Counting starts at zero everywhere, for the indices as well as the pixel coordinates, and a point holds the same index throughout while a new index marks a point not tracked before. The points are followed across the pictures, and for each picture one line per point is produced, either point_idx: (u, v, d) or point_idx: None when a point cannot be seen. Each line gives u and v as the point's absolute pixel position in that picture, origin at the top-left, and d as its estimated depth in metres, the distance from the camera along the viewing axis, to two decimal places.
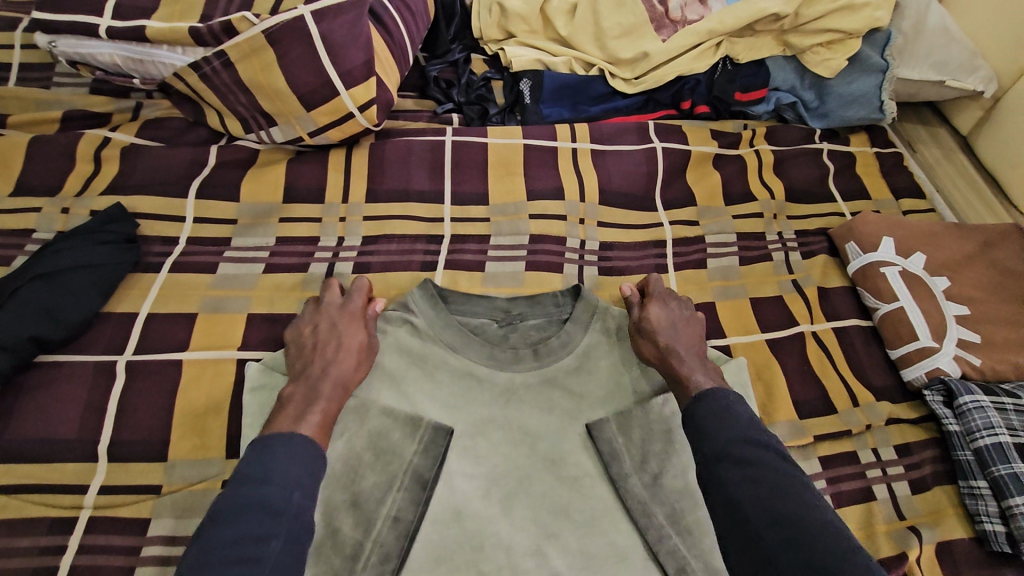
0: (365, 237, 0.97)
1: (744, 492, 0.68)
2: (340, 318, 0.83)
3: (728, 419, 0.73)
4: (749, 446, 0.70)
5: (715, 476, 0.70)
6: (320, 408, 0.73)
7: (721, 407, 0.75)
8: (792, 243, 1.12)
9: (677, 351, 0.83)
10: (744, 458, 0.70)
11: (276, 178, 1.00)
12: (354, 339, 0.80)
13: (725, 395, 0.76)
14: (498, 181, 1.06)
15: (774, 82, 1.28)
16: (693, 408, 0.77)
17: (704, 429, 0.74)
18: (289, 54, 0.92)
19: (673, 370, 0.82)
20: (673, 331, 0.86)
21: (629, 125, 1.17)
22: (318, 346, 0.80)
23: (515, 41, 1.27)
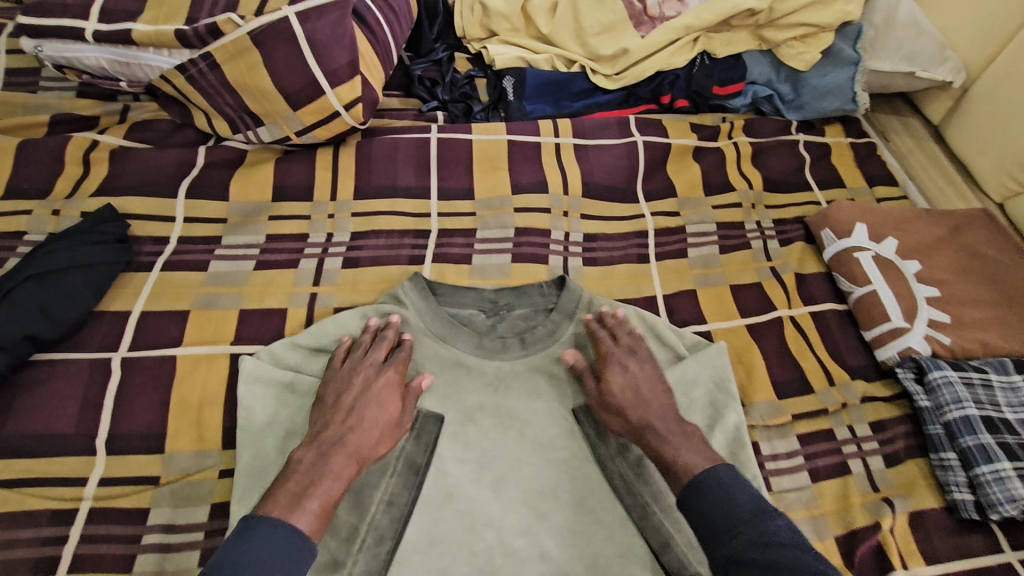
0: (354, 233, 0.99)
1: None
2: (374, 387, 0.77)
3: (731, 514, 0.66)
4: (760, 542, 0.62)
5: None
6: (319, 491, 0.67)
7: (724, 500, 0.67)
8: (770, 232, 1.16)
9: (655, 424, 0.78)
10: (760, 559, 0.61)
11: (265, 177, 1.01)
12: (378, 416, 0.75)
13: (720, 478, 0.70)
14: (484, 176, 1.09)
15: (751, 75, 1.32)
16: (687, 494, 0.70)
17: (708, 528, 0.66)
18: (275, 55, 0.94)
19: (650, 446, 0.77)
20: (653, 399, 0.80)
21: (610, 120, 1.21)
22: (344, 408, 0.75)
23: (498, 40, 1.30)
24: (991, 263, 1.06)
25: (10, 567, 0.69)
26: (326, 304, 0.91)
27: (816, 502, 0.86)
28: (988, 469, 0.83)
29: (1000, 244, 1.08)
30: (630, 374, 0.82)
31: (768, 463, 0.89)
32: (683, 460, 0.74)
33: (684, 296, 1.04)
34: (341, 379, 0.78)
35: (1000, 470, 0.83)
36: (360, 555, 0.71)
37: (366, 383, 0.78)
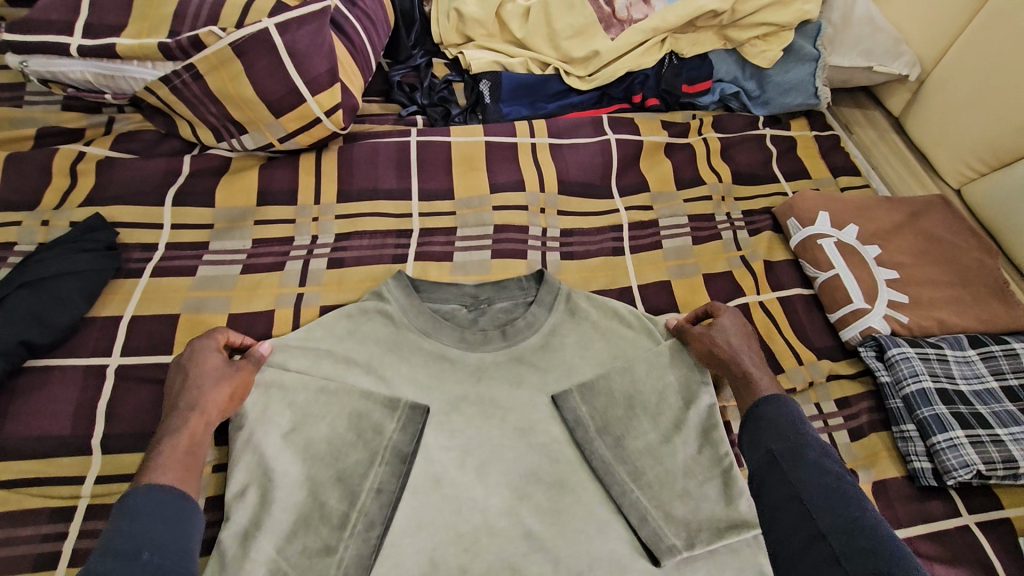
0: (338, 235, 1.03)
1: (811, 492, 0.74)
2: (202, 357, 0.80)
3: (796, 425, 0.80)
4: (817, 452, 0.77)
5: (781, 474, 0.77)
6: (171, 453, 0.71)
7: (791, 416, 0.81)
8: (739, 223, 1.21)
9: (745, 361, 0.90)
10: (813, 459, 0.76)
11: (250, 183, 1.05)
12: (213, 376, 0.79)
13: (790, 410, 0.82)
14: (463, 176, 1.13)
15: (717, 74, 1.38)
16: (756, 404, 0.84)
17: (768, 429, 0.81)
18: (256, 64, 0.97)
19: (743, 372, 0.89)
20: (739, 339, 0.93)
21: (584, 120, 1.25)
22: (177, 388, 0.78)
23: (474, 45, 1.34)
24: (946, 246, 1.12)
25: (12, 563, 0.72)
26: (313, 303, 0.95)
27: None
28: (944, 437, 0.88)
29: (954, 227, 1.14)
30: (723, 315, 0.96)
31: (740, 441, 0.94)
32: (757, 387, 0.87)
33: (658, 287, 1.09)
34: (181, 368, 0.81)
35: (954, 438, 0.88)
36: (351, 541, 0.74)
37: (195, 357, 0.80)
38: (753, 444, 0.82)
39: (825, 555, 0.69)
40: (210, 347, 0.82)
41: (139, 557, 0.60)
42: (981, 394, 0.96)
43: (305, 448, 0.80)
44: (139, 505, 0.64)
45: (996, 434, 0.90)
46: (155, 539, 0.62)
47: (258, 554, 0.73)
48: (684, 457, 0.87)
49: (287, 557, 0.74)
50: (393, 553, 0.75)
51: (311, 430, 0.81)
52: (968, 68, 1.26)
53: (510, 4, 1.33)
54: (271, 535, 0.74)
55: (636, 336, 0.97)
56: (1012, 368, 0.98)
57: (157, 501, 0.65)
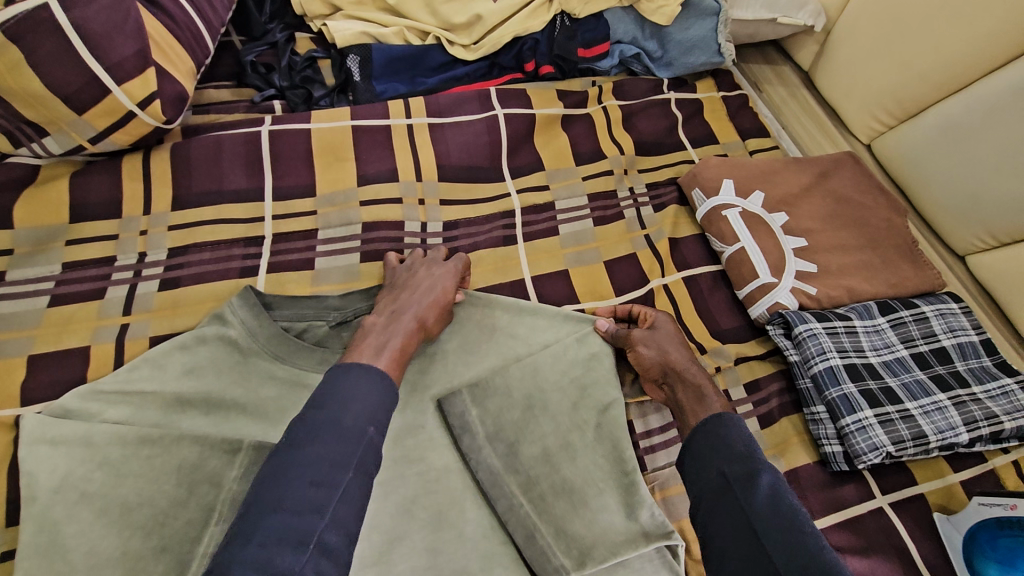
0: (172, 249, 0.87)
1: (763, 520, 0.61)
2: (438, 271, 0.85)
3: (750, 448, 0.68)
4: (775, 480, 0.65)
5: (731, 500, 0.64)
6: (393, 341, 0.75)
7: (744, 437, 0.70)
8: (644, 198, 1.11)
9: (687, 370, 0.83)
10: (770, 486, 0.63)
11: (59, 195, 0.87)
12: (441, 291, 0.83)
13: (737, 422, 0.72)
14: (326, 169, 0.98)
15: (615, 35, 1.27)
16: (703, 425, 0.73)
17: (721, 451, 0.69)
18: (40, 50, 0.78)
19: (693, 382, 0.81)
20: (679, 351, 0.85)
21: (469, 94, 1.12)
22: (420, 284, 0.83)
23: (343, 15, 1.19)
24: (854, 207, 1.07)
25: None
26: (140, 334, 0.81)
27: None
28: (853, 419, 0.83)
29: (862, 186, 1.09)
30: (661, 322, 0.89)
31: (642, 442, 0.86)
32: (709, 403, 0.78)
33: (555, 278, 0.99)
34: (403, 276, 0.86)
35: (863, 419, 0.83)
36: None
37: (439, 267, 0.86)
38: (700, 466, 0.70)
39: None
40: (455, 272, 0.87)
41: (366, 430, 0.60)
42: (891, 364, 0.91)
43: (123, 515, 0.67)
44: (343, 380, 0.62)
45: (906, 409, 0.86)
46: (379, 415, 0.62)
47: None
48: (584, 463, 0.78)
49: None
50: None
51: (130, 490, 0.68)
52: (873, 15, 1.19)
53: None
54: None
55: (530, 332, 0.87)
56: (921, 333, 0.94)
57: (366, 383, 0.62)
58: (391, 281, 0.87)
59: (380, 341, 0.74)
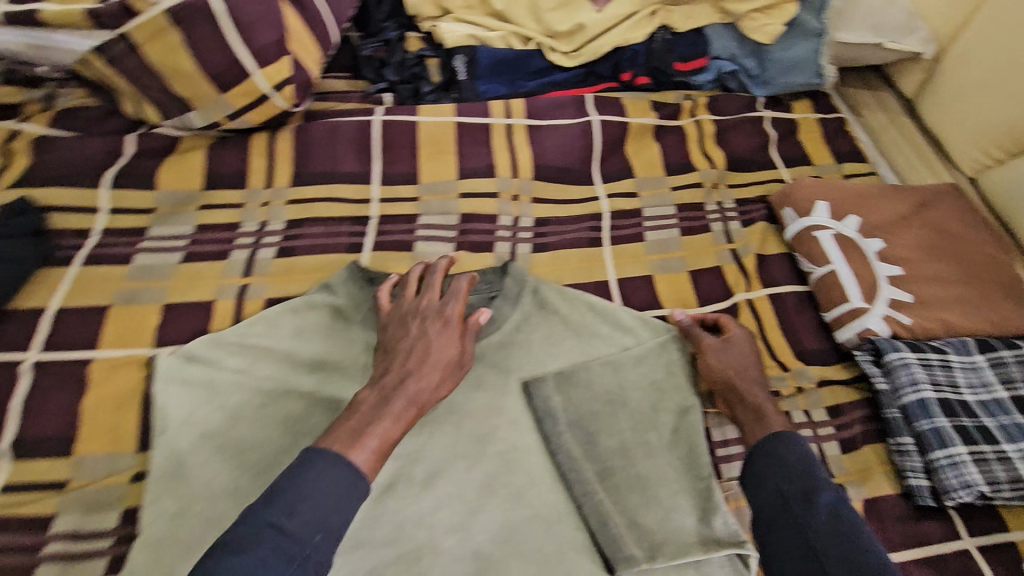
0: (289, 221, 0.95)
1: (826, 540, 0.63)
2: (445, 330, 0.76)
3: (810, 467, 0.70)
4: (835, 499, 0.67)
5: (793, 519, 0.66)
6: (377, 430, 0.66)
7: (803, 454, 0.71)
8: (732, 213, 1.12)
9: (751, 390, 0.83)
10: (831, 505, 0.66)
11: (196, 165, 0.97)
12: (441, 356, 0.73)
13: (802, 443, 0.73)
14: (429, 160, 1.05)
15: (714, 50, 1.28)
16: (763, 441, 0.74)
17: (780, 470, 0.70)
18: (194, 34, 0.89)
19: (754, 404, 0.81)
20: (746, 368, 0.85)
21: (566, 100, 1.16)
22: (424, 348, 0.74)
23: (452, 18, 1.26)
24: (957, 240, 1.03)
25: None
26: (258, 295, 0.87)
27: None
28: (944, 453, 0.81)
29: (966, 220, 1.05)
30: (738, 338, 0.88)
31: (719, 450, 0.86)
32: (767, 422, 0.79)
33: (639, 282, 1.01)
34: (395, 331, 0.77)
35: (955, 455, 0.81)
36: None
37: (444, 326, 0.76)
38: (758, 482, 0.71)
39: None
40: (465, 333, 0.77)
41: (312, 538, 0.57)
42: (987, 404, 0.87)
43: (237, 453, 0.73)
44: (305, 475, 0.60)
45: (1003, 452, 0.82)
46: (331, 520, 0.59)
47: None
48: (660, 461, 0.79)
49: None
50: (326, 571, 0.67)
51: (244, 432, 0.74)
52: (988, 45, 1.14)
53: None
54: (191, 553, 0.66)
55: (612, 332, 0.90)
56: None
57: (332, 476, 0.60)
58: (383, 336, 0.78)
59: (361, 428, 0.66)
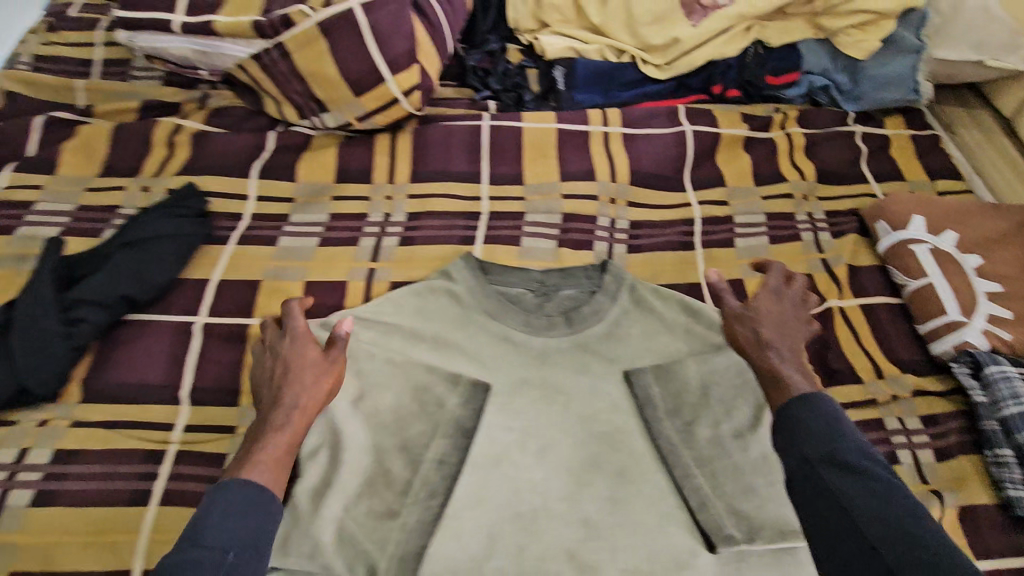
0: (410, 214, 1.04)
1: (850, 496, 0.66)
2: (314, 364, 0.79)
3: (835, 428, 0.72)
4: (863, 456, 0.69)
5: (818, 480, 0.68)
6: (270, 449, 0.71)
7: (826, 415, 0.73)
8: (822, 224, 1.14)
9: (776, 349, 0.86)
10: (856, 461, 0.68)
11: (329, 161, 1.08)
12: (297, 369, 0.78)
13: (829, 402, 0.75)
14: (533, 163, 1.12)
15: (806, 65, 1.30)
16: (785, 406, 0.76)
17: (802, 435, 0.72)
18: (340, 44, 1.00)
19: (766, 364, 0.84)
20: (777, 329, 0.88)
21: (660, 110, 1.22)
22: (273, 381, 0.78)
23: (550, 31, 1.34)
24: None
25: (108, 496, 0.72)
26: (383, 279, 0.97)
27: None
28: None
29: None
30: (766, 299, 0.91)
31: None
32: (787, 384, 0.80)
33: (730, 285, 1.06)
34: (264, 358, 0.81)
35: None
36: (414, 507, 0.77)
37: (292, 359, 0.79)
38: (784, 449, 0.73)
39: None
40: (336, 362, 0.80)
41: (225, 555, 0.60)
42: None
43: (373, 415, 0.84)
44: (217, 502, 0.64)
45: None
46: (242, 537, 0.63)
47: (328, 512, 0.76)
48: (755, 454, 0.84)
49: (354, 516, 0.77)
50: (453, 523, 0.76)
51: (379, 399, 0.85)
52: None
53: None
54: (339, 495, 0.78)
55: (708, 331, 0.93)
56: None
57: (240, 497, 0.65)
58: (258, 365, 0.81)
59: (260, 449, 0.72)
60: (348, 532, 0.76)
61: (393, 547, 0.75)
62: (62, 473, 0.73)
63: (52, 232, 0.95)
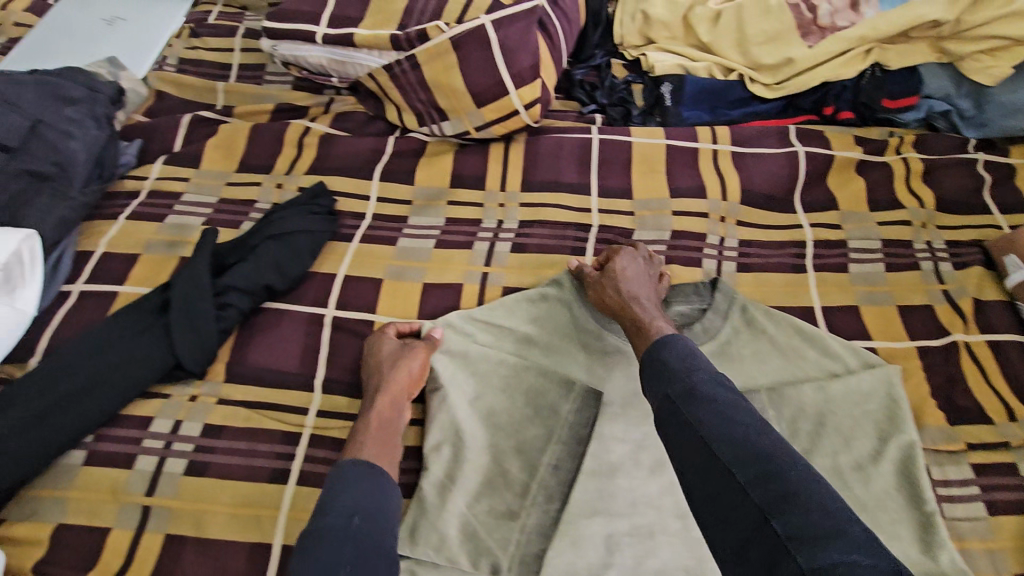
0: (522, 221, 1.07)
1: (728, 429, 0.66)
2: (399, 353, 0.85)
3: (689, 363, 0.74)
4: (715, 386, 0.71)
5: (680, 416, 0.69)
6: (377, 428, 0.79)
7: (682, 357, 0.75)
8: (942, 254, 1.09)
9: (641, 300, 0.88)
10: (710, 395, 0.69)
11: (445, 166, 1.11)
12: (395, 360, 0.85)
13: (683, 341, 0.78)
14: (642, 178, 1.13)
15: (927, 89, 1.25)
16: (649, 351, 0.79)
17: (663, 374, 0.74)
18: (468, 57, 1.04)
19: (636, 318, 0.85)
20: (642, 288, 0.90)
21: (770, 129, 1.20)
22: (371, 375, 0.84)
23: (656, 47, 1.34)
24: None
25: (251, 471, 0.80)
26: (496, 283, 0.99)
27: (991, 534, 0.85)
28: None
29: None
30: (623, 260, 0.93)
31: (939, 488, 0.89)
32: (647, 333, 0.82)
33: (843, 311, 1.03)
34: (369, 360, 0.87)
35: None
36: (533, 509, 0.80)
37: (381, 354, 0.86)
38: (652, 390, 0.75)
39: (736, 498, 0.62)
40: (416, 351, 0.86)
41: (352, 520, 0.66)
42: None
43: (488, 416, 0.86)
44: (341, 477, 0.71)
45: None
46: (365, 507, 0.68)
47: (453, 507, 0.79)
48: (876, 487, 0.86)
49: (475, 513, 0.80)
50: (569, 532, 0.78)
51: (493, 401, 0.87)
52: None
53: (699, 7, 1.30)
54: (462, 492, 0.81)
55: (822, 358, 0.95)
56: None
57: (360, 471, 0.72)
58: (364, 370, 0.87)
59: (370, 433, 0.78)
60: (471, 529, 0.79)
61: (515, 546, 0.78)
62: (210, 445, 0.82)
63: (197, 221, 1.04)
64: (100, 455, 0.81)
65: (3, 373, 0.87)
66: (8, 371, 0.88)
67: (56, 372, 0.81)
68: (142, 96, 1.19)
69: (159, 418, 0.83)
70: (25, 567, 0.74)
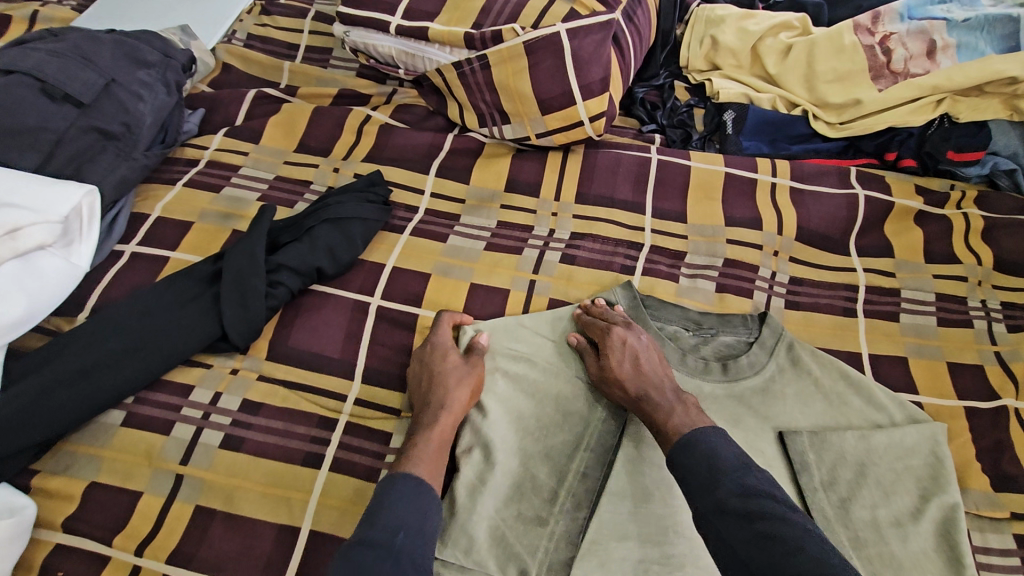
0: (574, 233, 1.06)
1: (753, 548, 0.62)
2: (462, 367, 0.83)
3: (715, 467, 0.69)
4: (744, 493, 0.66)
5: (714, 534, 0.65)
6: (431, 448, 0.75)
7: (709, 457, 0.70)
8: (998, 314, 1.06)
9: (650, 394, 0.80)
10: (738, 506, 0.64)
11: (501, 169, 1.11)
12: (457, 377, 0.82)
13: (708, 436, 0.72)
14: (698, 204, 1.12)
15: (994, 146, 1.19)
16: (675, 452, 0.73)
17: (689, 484, 0.69)
18: (540, 64, 1.04)
19: (651, 418, 0.78)
20: (655, 372, 0.83)
21: (831, 168, 1.18)
22: (428, 386, 0.82)
23: (720, 73, 1.33)
24: None
25: (285, 452, 0.79)
26: (543, 292, 0.98)
27: None
28: None
29: None
30: (615, 349, 0.85)
31: (979, 555, 0.86)
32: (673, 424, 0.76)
33: (892, 362, 1.00)
34: (423, 365, 0.84)
35: None
36: (561, 517, 0.78)
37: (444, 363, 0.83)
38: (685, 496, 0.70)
39: None
40: (477, 374, 0.84)
41: (395, 535, 0.63)
42: None
43: (518, 420, 0.85)
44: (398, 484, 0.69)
45: None
46: (411, 522, 0.65)
47: (482, 510, 0.78)
48: (916, 546, 0.82)
49: (504, 518, 0.78)
50: (596, 550, 0.77)
51: (523, 405, 0.86)
52: None
53: (770, 39, 1.29)
54: (492, 495, 0.79)
55: (865, 407, 0.92)
56: None
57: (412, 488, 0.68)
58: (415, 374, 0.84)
59: (425, 450, 0.75)
60: (499, 533, 0.77)
61: (543, 554, 0.76)
62: (247, 422, 0.81)
63: (253, 196, 1.04)
64: (137, 417, 0.81)
65: (52, 325, 0.88)
66: (55, 324, 0.88)
67: (104, 330, 0.81)
68: (209, 67, 1.21)
69: (199, 388, 0.83)
70: (55, 522, 0.74)
